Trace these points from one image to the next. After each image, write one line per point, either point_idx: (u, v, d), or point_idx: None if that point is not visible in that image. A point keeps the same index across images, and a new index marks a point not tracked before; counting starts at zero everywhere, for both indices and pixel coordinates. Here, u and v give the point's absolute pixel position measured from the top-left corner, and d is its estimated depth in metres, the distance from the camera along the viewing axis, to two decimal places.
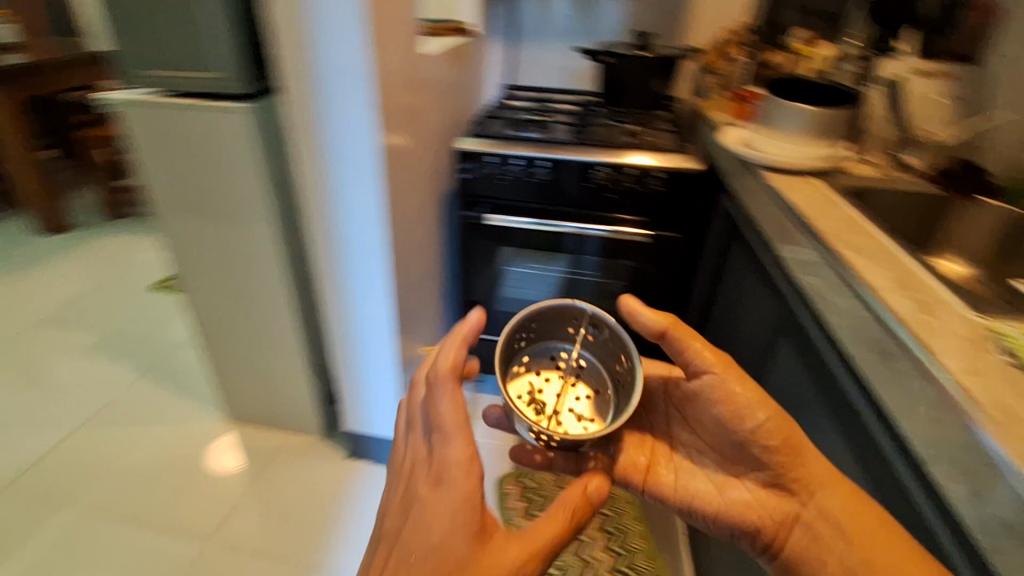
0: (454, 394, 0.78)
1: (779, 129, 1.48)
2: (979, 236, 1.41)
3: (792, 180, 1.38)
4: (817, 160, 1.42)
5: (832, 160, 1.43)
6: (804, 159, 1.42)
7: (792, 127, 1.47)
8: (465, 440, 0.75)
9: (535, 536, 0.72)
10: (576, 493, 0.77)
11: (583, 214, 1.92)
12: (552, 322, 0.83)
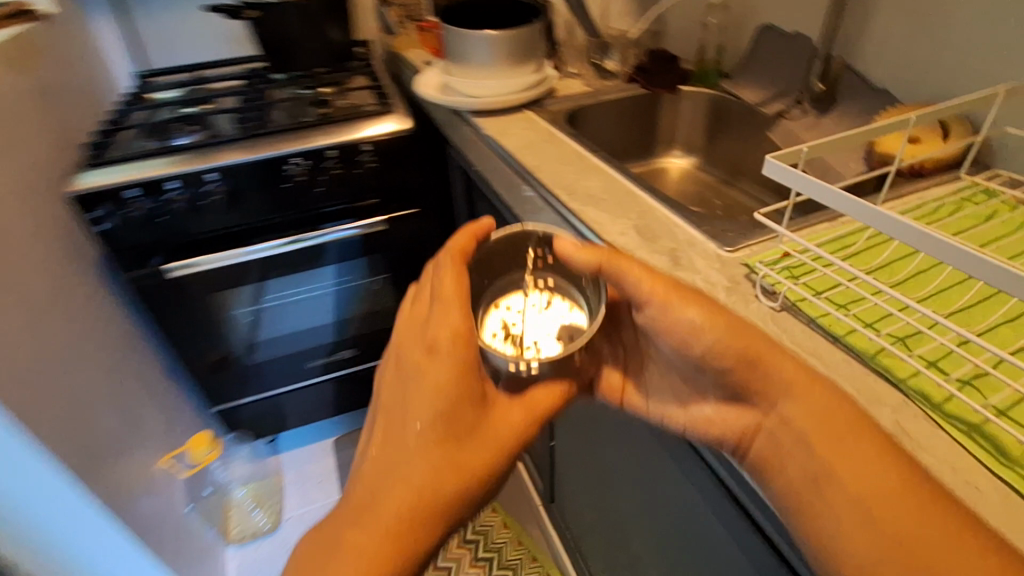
0: (449, 313, 0.61)
1: (465, 67, 1.27)
2: (688, 130, 1.43)
3: (494, 130, 1.22)
4: (510, 99, 1.27)
5: (526, 95, 1.29)
6: (498, 102, 1.26)
7: (478, 63, 1.25)
8: (456, 268, 0.63)
9: (525, 407, 0.65)
10: (540, 392, 0.66)
11: (319, 216, 1.55)
12: (506, 256, 0.67)
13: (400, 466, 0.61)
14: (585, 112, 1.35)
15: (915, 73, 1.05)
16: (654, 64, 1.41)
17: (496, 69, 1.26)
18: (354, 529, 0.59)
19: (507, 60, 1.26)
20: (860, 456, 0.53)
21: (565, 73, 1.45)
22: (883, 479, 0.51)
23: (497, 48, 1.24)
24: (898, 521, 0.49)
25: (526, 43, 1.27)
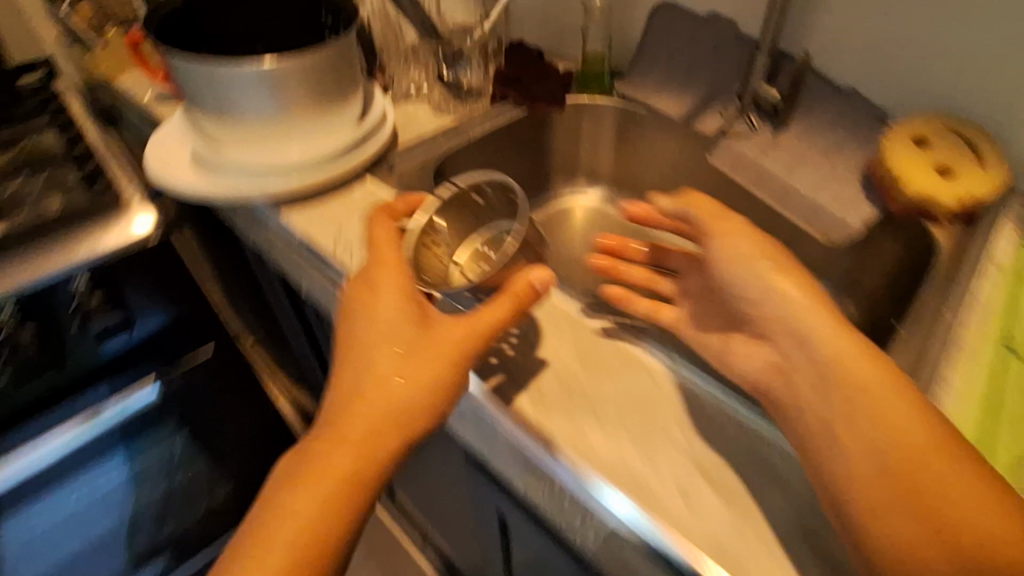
0: (384, 239, 0.63)
1: (230, 123, 0.70)
2: (598, 150, 1.05)
3: (322, 233, 0.70)
4: (331, 166, 0.74)
5: (356, 151, 0.77)
6: (309, 176, 0.73)
7: (252, 116, 0.69)
8: (391, 244, 0.63)
9: (472, 319, 0.56)
10: (521, 278, 0.58)
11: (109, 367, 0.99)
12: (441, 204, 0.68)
13: (357, 395, 0.54)
14: (451, 163, 0.89)
15: (891, 65, 0.78)
16: (527, 71, 0.98)
17: (290, 123, 0.70)
18: (325, 473, 0.53)
19: (304, 104, 0.70)
20: (878, 373, 0.48)
21: (404, 98, 0.98)
22: (869, 365, 0.48)
23: (279, 88, 0.67)
24: (931, 480, 0.44)
25: (333, 65, 0.70)
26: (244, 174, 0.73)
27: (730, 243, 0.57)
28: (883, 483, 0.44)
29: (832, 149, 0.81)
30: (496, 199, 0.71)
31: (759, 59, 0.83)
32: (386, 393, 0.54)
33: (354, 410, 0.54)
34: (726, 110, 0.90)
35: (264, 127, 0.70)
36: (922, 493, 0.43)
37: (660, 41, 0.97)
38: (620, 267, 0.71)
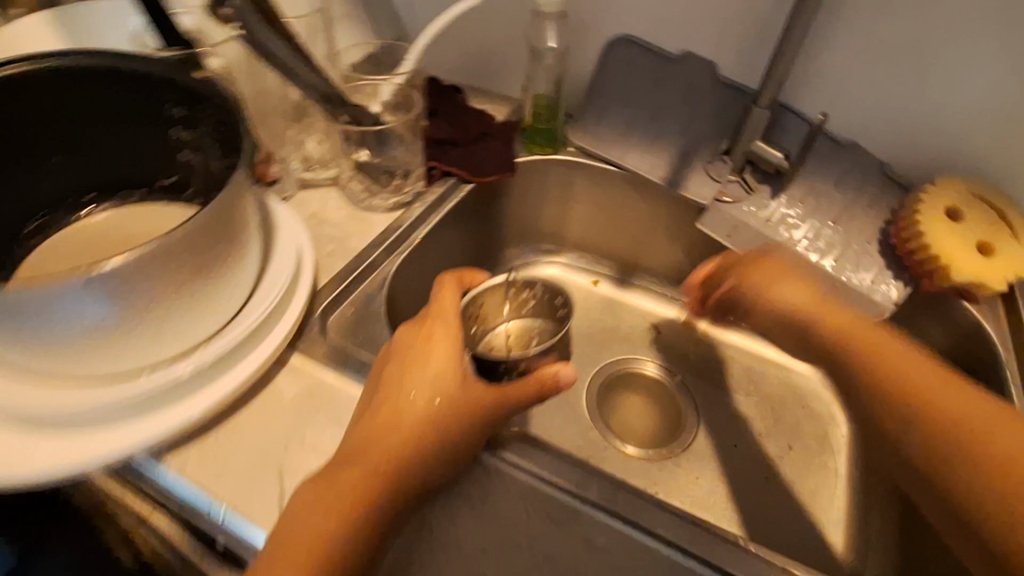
0: (444, 303, 0.55)
1: (30, 348, 0.41)
2: (558, 214, 0.87)
3: (254, 478, 0.46)
4: (228, 370, 0.48)
5: (263, 332, 0.50)
6: (196, 396, 0.47)
7: (76, 337, 0.40)
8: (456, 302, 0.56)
9: (505, 392, 0.50)
10: (542, 371, 0.52)
11: None
12: (491, 299, 0.62)
13: (386, 408, 0.48)
14: (398, 282, 0.64)
15: (895, 114, 0.69)
16: (462, 133, 0.76)
17: (144, 335, 0.43)
18: (346, 474, 0.45)
19: (168, 307, 0.42)
20: (805, 288, 0.65)
21: (304, 184, 0.69)
22: (852, 318, 0.60)
23: (123, 296, 0.39)
24: (941, 398, 0.51)
25: (207, 235, 0.42)
26: (69, 416, 0.44)
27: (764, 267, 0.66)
28: (908, 402, 0.52)
29: (842, 212, 0.72)
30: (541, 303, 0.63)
31: (756, 113, 0.69)
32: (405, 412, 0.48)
33: (374, 407, 0.48)
34: (713, 167, 0.76)
35: (99, 348, 0.42)
36: (915, 403, 0.51)
37: (619, 82, 0.78)
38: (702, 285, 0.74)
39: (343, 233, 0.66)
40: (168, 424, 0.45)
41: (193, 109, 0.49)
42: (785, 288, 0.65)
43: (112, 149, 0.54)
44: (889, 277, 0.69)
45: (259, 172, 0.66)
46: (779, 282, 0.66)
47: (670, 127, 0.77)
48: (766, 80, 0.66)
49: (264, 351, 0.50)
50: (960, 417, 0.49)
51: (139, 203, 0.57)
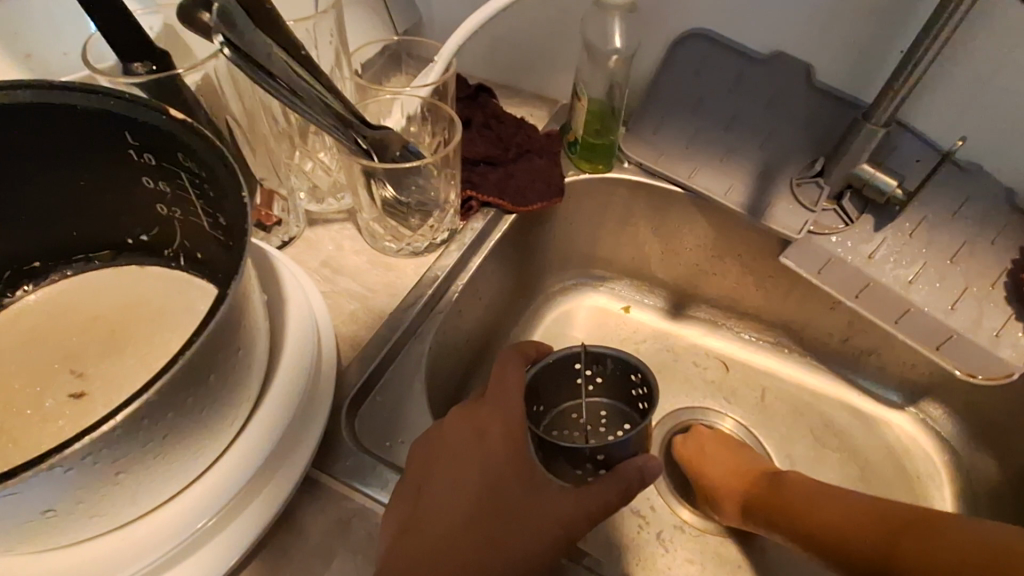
0: (507, 377, 0.44)
1: None
2: (607, 237, 0.73)
3: None
4: (230, 523, 0.35)
5: (274, 461, 0.37)
6: (194, 560, 0.34)
7: (8, 533, 0.28)
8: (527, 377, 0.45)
9: (582, 495, 0.40)
10: (628, 464, 0.41)
11: None
12: (558, 378, 0.51)
13: (433, 511, 0.38)
14: (435, 347, 0.52)
15: None
16: (500, 150, 0.63)
17: (107, 511, 0.30)
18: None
19: (136, 478, 0.29)
20: (735, 483, 0.58)
21: (312, 219, 0.57)
22: (788, 495, 0.54)
23: (67, 484, 0.26)
24: (897, 546, 0.47)
25: (187, 383, 0.28)
26: None
27: (687, 439, 0.63)
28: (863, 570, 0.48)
29: (962, 247, 0.60)
30: (608, 378, 0.52)
31: (866, 132, 0.55)
32: (456, 501, 0.39)
33: (416, 507, 0.38)
34: (803, 191, 0.62)
35: (40, 535, 0.29)
36: (866, 564, 0.48)
37: (688, 87, 0.65)
38: (684, 442, 0.63)
39: (365, 286, 0.53)
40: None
41: (170, 159, 0.36)
42: (725, 504, 0.58)
43: (65, 203, 0.40)
44: (1019, 327, 0.58)
45: (257, 214, 0.53)
46: (706, 470, 0.60)
47: (751, 142, 0.63)
48: (883, 93, 0.53)
49: (275, 490, 0.37)
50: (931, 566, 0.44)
51: (106, 267, 0.45)
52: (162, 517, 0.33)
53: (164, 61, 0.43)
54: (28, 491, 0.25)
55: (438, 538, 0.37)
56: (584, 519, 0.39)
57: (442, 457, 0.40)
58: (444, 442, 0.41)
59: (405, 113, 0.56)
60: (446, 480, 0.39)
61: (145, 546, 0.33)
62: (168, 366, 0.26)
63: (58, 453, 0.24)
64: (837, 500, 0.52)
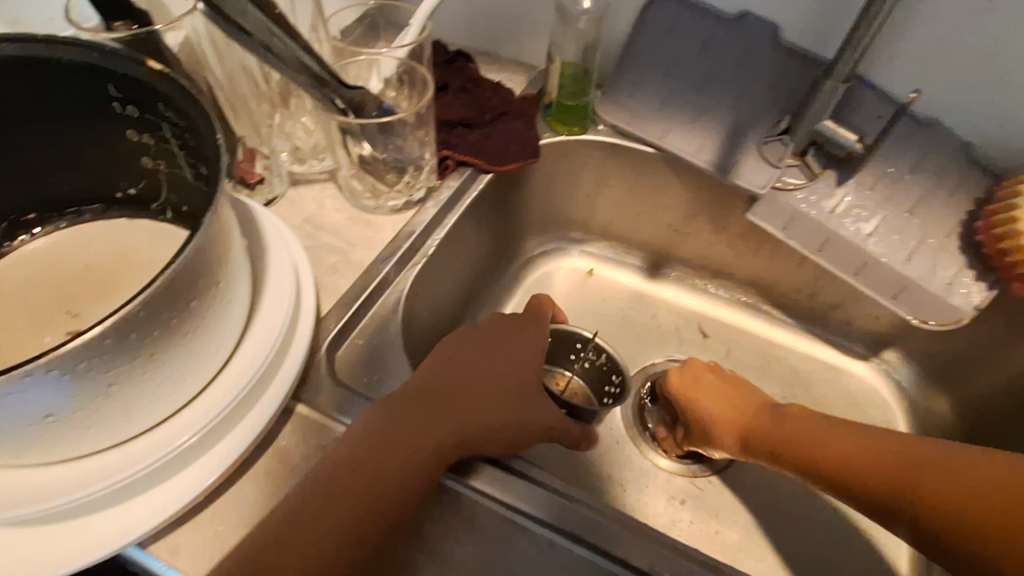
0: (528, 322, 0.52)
1: None
2: (585, 199, 0.76)
3: None
4: (213, 445, 0.39)
5: (254, 392, 0.40)
6: (183, 476, 0.38)
7: (17, 436, 0.31)
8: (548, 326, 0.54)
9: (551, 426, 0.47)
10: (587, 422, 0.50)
11: None
12: (559, 347, 0.60)
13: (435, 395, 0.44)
14: (414, 299, 0.55)
15: (996, 92, 0.58)
16: (477, 112, 0.65)
17: (102, 423, 0.33)
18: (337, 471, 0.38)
19: (127, 392, 0.32)
20: (727, 411, 0.57)
21: (295, 180, 0.59)
22: (775, 425, 0.54)
23: (63, 390, 0.29)
24: (883, 470, 0.46)
25: (169, 303, 0.31)
26: (21, 517, 0.35)
27: (683, 370, 0.61)
28: (836, 484, 0.49)
29: (919, 200, 0.62)
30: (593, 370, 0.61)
31: (828, 89, 0.57)
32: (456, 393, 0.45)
33: (405, 393, 0.43)
34: (769, 149, 0.64)
35: (41, 443, 0.33)
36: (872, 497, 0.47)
37: (659, 49, 0.66)
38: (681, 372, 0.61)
39: (345, 241, 0.56)
40: (139, 522, 0.36)
41: (151, 110, 0.39)
42: (714, 431, 0.57)
43: (55, 157, 0.43)
44: (971, 275, 0.61)
45: (240, 172, 0.55)
46: (697, 395, 0.59)
47: (720, 102, 0.65)
48: (843, 49, 0.54)
49: (257, 419, 0.40)
50: (912, 487, 0.44)
51: (96, 220, 0.47)
52: (155, 435, 0.37)
53: (142, 20, 0.46)
54: (31, 392, 0.29)
55: (431, 416, 0.42)
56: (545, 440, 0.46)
57: (454, 365, 0.47)
58: (459, 356, 0.48)
59: (383, 76, 0.58)
60: (453, 379, 0.45)
61: (138, 460, 0.36)
62: (148, 283, 0.29)
63: (54, 353, 0.27)
64: (840, 429, 0.50)
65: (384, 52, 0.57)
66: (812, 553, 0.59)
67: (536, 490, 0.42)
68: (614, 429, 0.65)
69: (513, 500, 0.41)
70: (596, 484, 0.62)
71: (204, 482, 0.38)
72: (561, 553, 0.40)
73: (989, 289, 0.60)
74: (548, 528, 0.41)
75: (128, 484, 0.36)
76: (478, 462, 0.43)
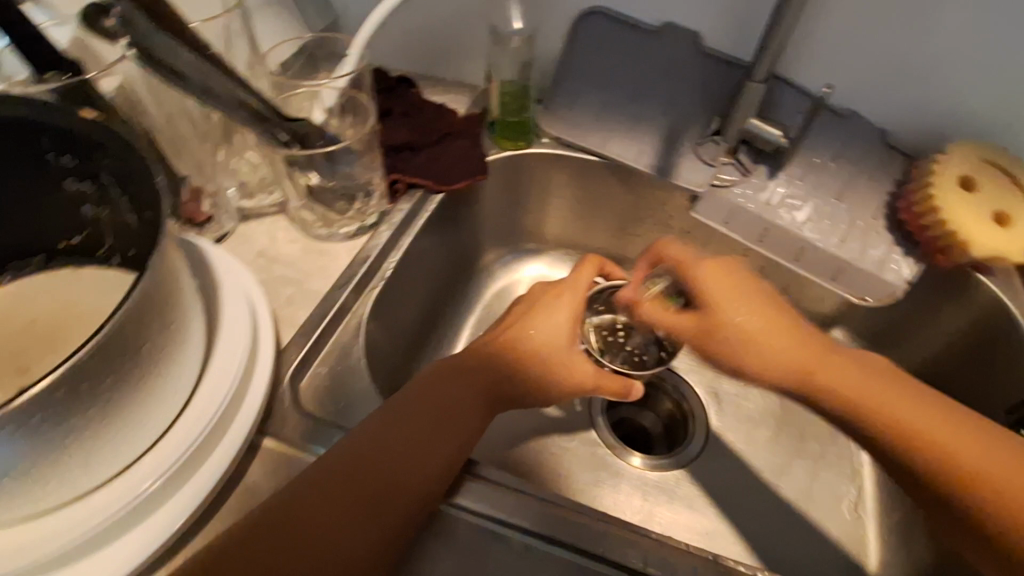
0: (557, 300, 0.53)
1: None
2: (540, 210, 0.78)
3: None
4: (177, 490, 0.38)
5: (218, 429, 0.40)
6: (150, 523, 0.37)
7: None
8: (566, 299, 0.53)
9: (546, 389, 0.50)
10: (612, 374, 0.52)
11: None
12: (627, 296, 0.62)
13: (407, 416, 0.44)
14: (375, 323, 0.56)
15: (900, 83, 0.63)
16: (424, 135, 0.66)
17: (60, 478, 0.33)
18: (309, 499, 0.38)
19: (84, 444, 0.32)
20: (772, 326, 0.51)
21: (245, 215, 0.59)
22: (865, 382, 0.48)
23: (18, 448, 0.29)
24: (991, 471, 0.43)
25: (120, 348, 0.31)
26: None
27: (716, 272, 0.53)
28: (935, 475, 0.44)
29: (846, 185, 0.66)
30: (658, 324, 0.62)
31: (751, 89, 0.60)
32: (431, 408, 0.45)
33: (387, 411, 0.44)
34: (703, 149, 0.68)
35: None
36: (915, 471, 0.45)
37: (594, 62, 0.69)
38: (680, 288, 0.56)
39: (301, 271, 0.56)
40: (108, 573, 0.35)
41: (89, 158, 0.39)
42: (761, 340, 0.50)
43: None
44: (899, 253, 0.65)
45: (187, 212, 0.55)
46: (723, 303, 0.52)
47: (656, 108, 0.68)
48: (760, 52, 0.57)
49: (221, 457, 0.40)
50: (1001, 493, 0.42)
51: (39, 273, 0.47)
52: (120, 483, 0.37)
53: (75, 69, 0.46)
54: None
55: (418, 433, 0.43)
56: (526, 399, 0.51)
57: (423, 387, 0.47)
58: (435, 376, 0.48)
59: (324, 107, 0.59)
60: (428, 399, 0.46)
61: (104, 510, 0.36)
62: (96, 330, 0.29)
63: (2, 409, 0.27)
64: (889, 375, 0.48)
65: (324, 83, 0.58)
66: (783, 531, 0.61)
67: (516, 498, 0.43)
68: (583, 433, 0.66)
69: (493, 510, 0.42)
70: (575, 485, 0.63)
71: (174, 523, 0.38)
72: (540, 555, 0.41)
73: (917, 263, 0.65)
74: (525, 532, 0.42)
75: (93, 532, 0.35)
76: (464, 481, 0.44)
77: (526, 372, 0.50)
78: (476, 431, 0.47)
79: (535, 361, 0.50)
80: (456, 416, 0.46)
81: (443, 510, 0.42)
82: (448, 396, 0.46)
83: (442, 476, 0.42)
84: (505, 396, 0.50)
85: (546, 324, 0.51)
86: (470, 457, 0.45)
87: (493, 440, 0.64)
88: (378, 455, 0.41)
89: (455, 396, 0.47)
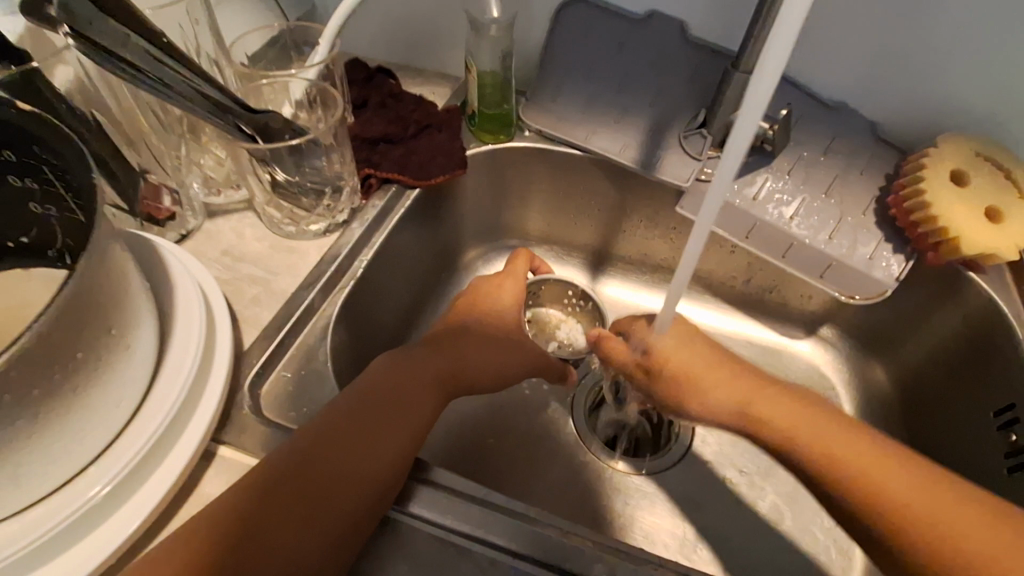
0: (500, 287, 0.60)
1: None
2: (522, 204, 0.76)
3: None
4: (123, 501, 0.37)
5: (168, 438, 0.39)
6: (94, 537, 0.36)
7: None
8: (507, 289, 0.60)
9: (499, 368, 0.52)
10: (556, 364, 0.58)
11: None
12: (554, 289, 0.69)
13: (362, 406, 0.43)
14: (345, 324, 0.54)
15: (893, 74, 0.60)
16: (399, 126, 0.64)
17: None
18: (255, 509, 0.36)
19: (11, 459, 0.30)
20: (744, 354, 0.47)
21: (212, 212, 0.57)
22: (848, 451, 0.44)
23: None
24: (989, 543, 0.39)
25: (45, 358, 0.29)
26: None
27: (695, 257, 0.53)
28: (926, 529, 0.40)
29: (835, 179, 0.64)
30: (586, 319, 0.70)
31: (738, 80, 0.58)
32: (388, 395, 0.44)
33: (340, 408, 0.42)
34: (690, 143, 0.65)
35: None
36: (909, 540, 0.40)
37: (576, 52, 0.67)
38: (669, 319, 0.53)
39: (267, 270, 0.54)
40: None
41: (27, 152, 0.37)
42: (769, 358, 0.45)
43: None
44: (889, 249, 0.63)
45: (146, 209, 0.52)
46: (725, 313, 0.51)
47: (640, 100, 0.66)
48: (745, 42, 0.55)
49: (171, 469, 0.38)
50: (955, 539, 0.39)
51: None
52: (61, 495, 0.35)
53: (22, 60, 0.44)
54: None
55: (374, 438, 0.41)
56: (482, 384, 0.51)
57: (376, 372, 0.46)
58: (388, 363, 0.47)
59: (292, 100, 0.57)
60: (382, 386, 0.45)
61: (43, 524, 0.34)
62: (14, 339, 0.27)
63: None
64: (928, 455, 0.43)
65: (293, 74, 0.56)
66: (767, 535, 0.60)
67: (475, 508, 0.41)
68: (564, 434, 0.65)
69: (452, 522, 0.41)
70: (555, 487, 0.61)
71: (120, 536, 0.36)
72: (503, 570, 0.39)
73: (907, 259, 0.62)
74: (484, 543, 0.40)
75: (31, 546, 0.34)
76: (417, 489, 0.42)
77: (483, 350, 0.52)
78: (432, 418, 0.46)
79: (489, 341, 0.53)
80: (413, 400, 0.45)
81: (398, 517, 0.41)
82: (402, 384, 0.46)
83: (399, 463, 0.41)
84: (464, 380, 0.50)
85: (497, 306, 0.58)
86: (420, 463, 0.43)
87: (470, 443, 0.63)
88: (332, 454, 0.39)
89: (410, 381, 0.46)
